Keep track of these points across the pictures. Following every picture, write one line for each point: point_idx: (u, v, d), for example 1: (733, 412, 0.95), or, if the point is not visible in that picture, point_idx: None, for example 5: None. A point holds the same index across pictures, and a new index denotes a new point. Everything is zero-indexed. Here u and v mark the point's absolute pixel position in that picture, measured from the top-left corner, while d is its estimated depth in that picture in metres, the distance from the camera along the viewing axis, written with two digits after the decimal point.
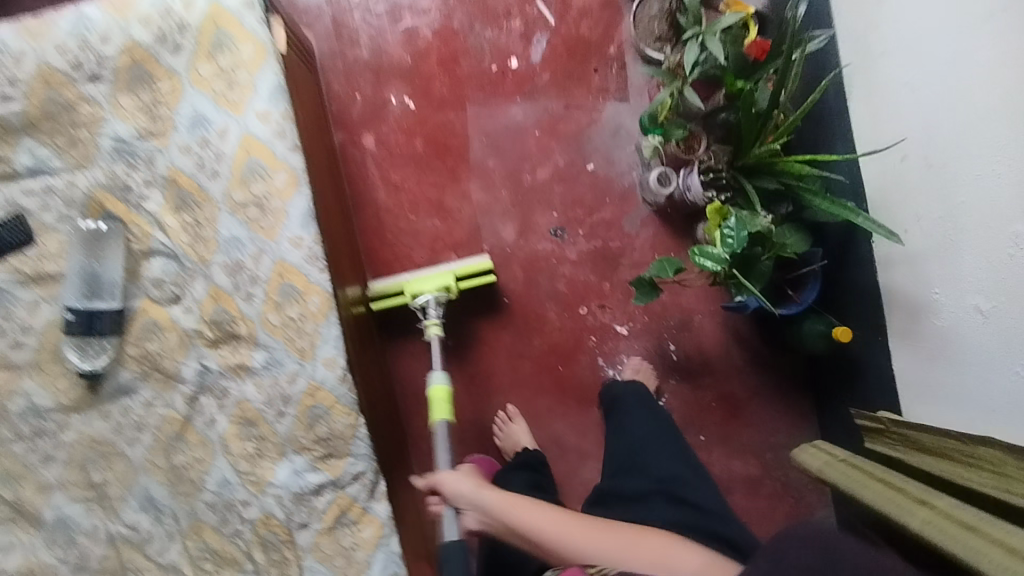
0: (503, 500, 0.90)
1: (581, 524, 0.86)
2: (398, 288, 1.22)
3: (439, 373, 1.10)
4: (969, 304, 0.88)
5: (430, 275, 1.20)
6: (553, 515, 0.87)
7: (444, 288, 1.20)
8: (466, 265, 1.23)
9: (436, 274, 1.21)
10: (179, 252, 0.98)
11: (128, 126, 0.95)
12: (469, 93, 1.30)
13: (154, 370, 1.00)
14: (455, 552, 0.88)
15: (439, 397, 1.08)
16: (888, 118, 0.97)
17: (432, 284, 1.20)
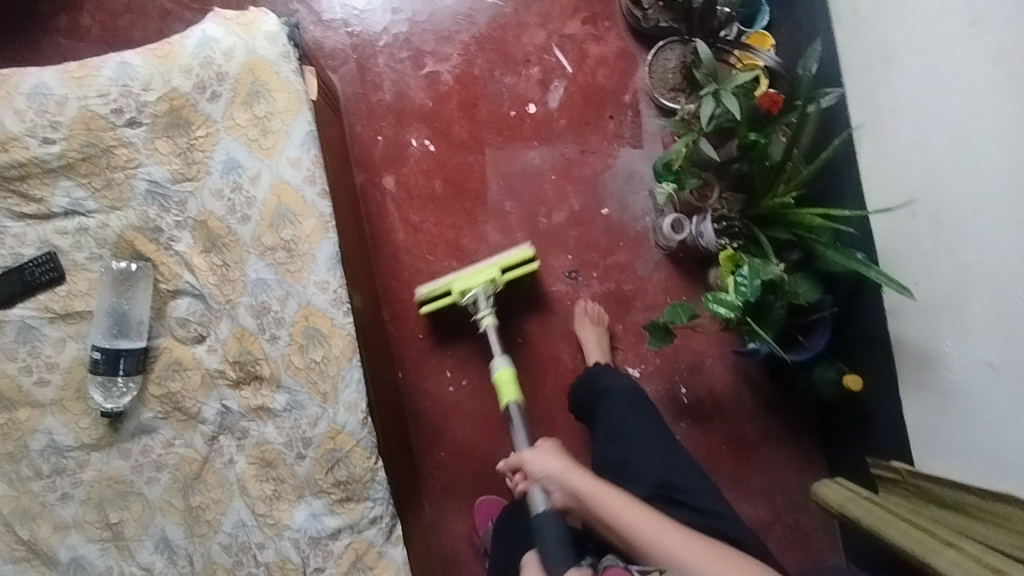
0: (585, 488, 0.93)
1: (663, 529, 0.85)
2: (442, 286, 1.22)
3: (502, 357, 1.16)
4: (981, 359, 0.90)
5: (476, 271, 1.20)
6: (636, 511, 0.88)
7: (490, 281, 1.20)
8: (509, 259, 1.23)
9: (482, 269, 1.21)
10: (206, 293, 1.00)
11: (162, 169, 0.97)
12: (488, 137, 1.32)
13: (175, 409, 1.00)
14: (550, 521, 0.96)
15: (506, 378, 1.14)
16: (897, 175, 1.00)
17: (478, 279, 1.20)
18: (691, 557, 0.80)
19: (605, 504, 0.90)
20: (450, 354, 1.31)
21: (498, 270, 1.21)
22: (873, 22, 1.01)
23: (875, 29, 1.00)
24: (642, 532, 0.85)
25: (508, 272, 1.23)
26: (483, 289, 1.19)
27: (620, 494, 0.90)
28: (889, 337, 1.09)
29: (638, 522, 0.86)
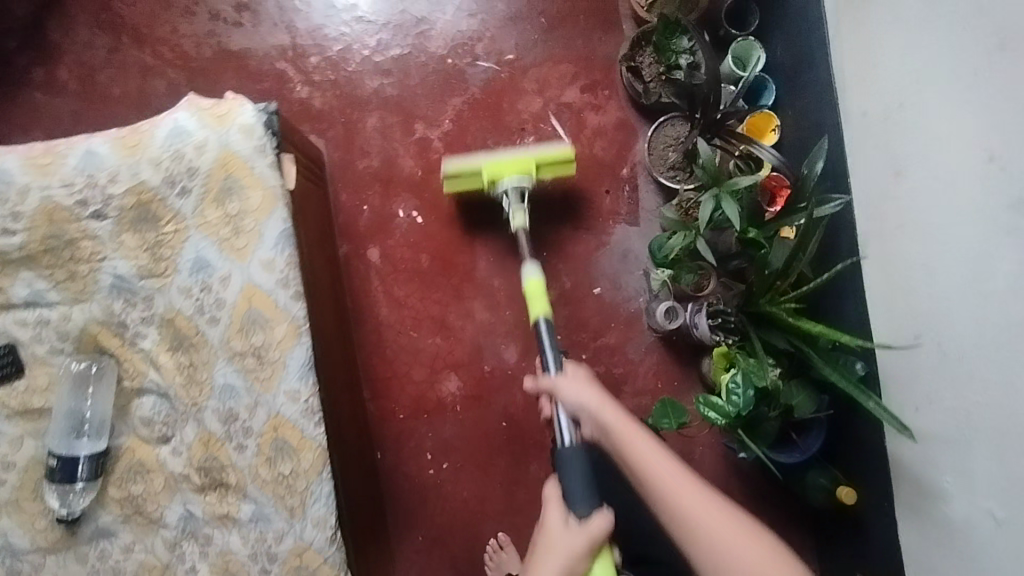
0: (623, 423, 0.89)
1: (695, 500, 0.83)
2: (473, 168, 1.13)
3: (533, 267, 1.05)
4: (982, 506, 0.85)
5: (511, 159, 1.11)
6: (671, 467, 0.86)
7: (526, 173, 1.12)
8: (548, 150, 1.14)
9: (516, 159, 1.12)
10: (171, 393, 0.94)
11: (128, 264, 0.91)
12: (478, 211, 1.27)
13: (135, 512, 0.96)
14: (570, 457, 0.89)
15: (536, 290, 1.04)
16: (906, 295, 0.94)
17: (512, 170, 1.12)
18: (720, 534, 0.80)
19: (638, 457, 0.86)
20: (431, 436, 1.25)
21: (534, 164, 1.12)
22: (885, 126, 0.94)
23: (887, 134, 0.94)
24: (675, 494, 0.83)
25: (544, 166, 1.15)
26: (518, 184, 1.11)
27: (658, 451, 0.87)
28: (886, 454, 1.05)
29: (674, 493, 0.83)
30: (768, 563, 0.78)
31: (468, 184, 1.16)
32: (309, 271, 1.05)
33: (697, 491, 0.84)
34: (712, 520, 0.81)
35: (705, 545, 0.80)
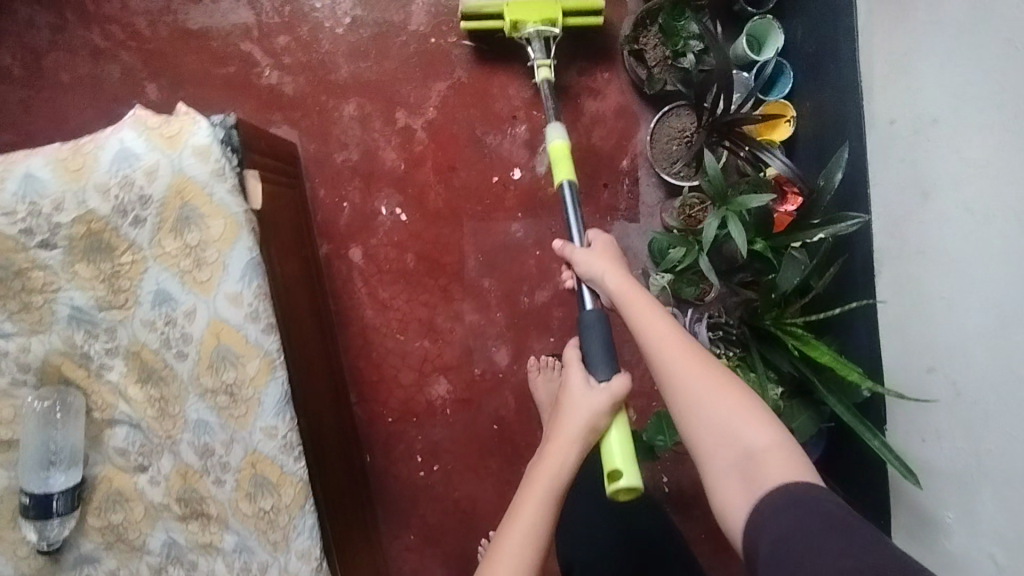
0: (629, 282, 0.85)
1: (683, 353, 0.76)
2: (496, 7, 1.08)
3: (556, 129, 0.98)
4: (985, 550, 0.81)
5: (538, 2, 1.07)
6: (673, 339, 0.78)
7: (551, 19, 1.07)
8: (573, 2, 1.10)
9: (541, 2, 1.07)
10: (144, 424, 0.90)
11: (85, 295, 0.85)
12: (466, 207, 1.19)
13: (117, 540, 0.93)
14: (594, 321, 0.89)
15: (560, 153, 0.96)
16: (921, 324, 0.89)
17: (537, 14, 1.06)
18: (703, 406, 0.73)
19: (637, 315, 0.81)
20: (420, 439, 1.23)
21: (560, 12, 1.06)
22: (912, 144, 0.87)
23: (913, 153, 0.87)
24: (661, 364, 0.77)
25: (569, 18, 1.10)
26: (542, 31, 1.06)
27: (650, 306, 0.81)
28: (886, 477, 1.02)
29: (662, 340, 0.78)
30: (753, 416, 0.71)
31: (489, 24, 1.10)
32: (279, 289, 0.97)
33: (682, 365, 0.75)
34: (699, 380, 0.74)
35: (693, 398, 0.74)
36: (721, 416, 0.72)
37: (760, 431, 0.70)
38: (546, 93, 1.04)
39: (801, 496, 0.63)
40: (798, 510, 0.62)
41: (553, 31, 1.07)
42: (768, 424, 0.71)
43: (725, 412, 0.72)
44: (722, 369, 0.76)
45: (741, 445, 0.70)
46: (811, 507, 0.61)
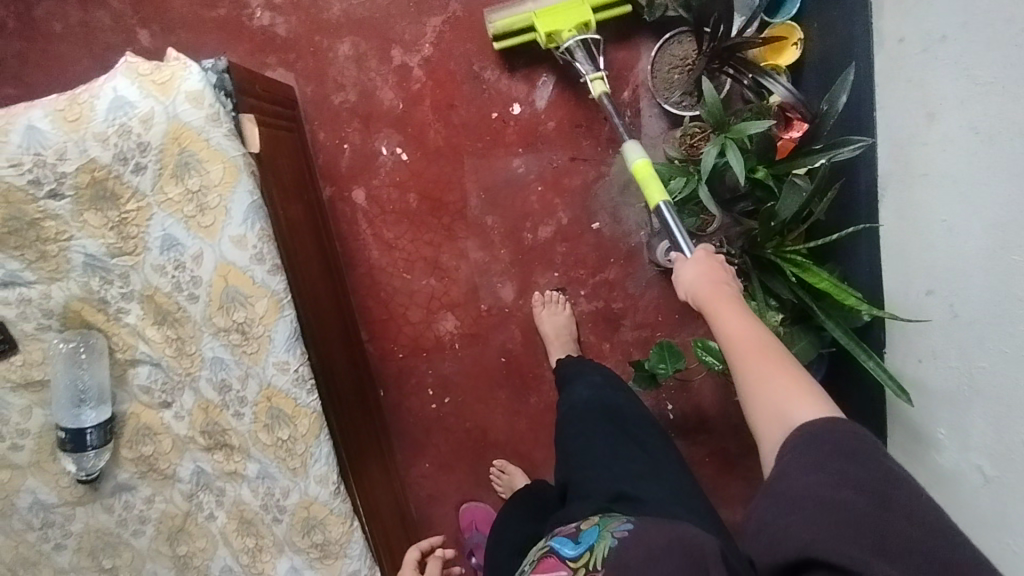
0: (709, 275, 0.84)
1: (743, 341, 0.73)
2: (525, 20, 1.08)
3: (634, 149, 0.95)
4: (973, 463, 0.85)
5: (569, 8, 1.05)
6: (742, 337, 0.74)
7: (584, 25, 1.05)
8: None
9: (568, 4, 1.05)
10: (164, 363, 0.95)
11: (96, 243, 0.89)
12: (467, 144, 1.19)
13: (150, 469, 1.01)
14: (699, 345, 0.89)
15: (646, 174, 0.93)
16: (920, 248, 0.89)
17: (569, 20, 1.04)
18: (755, 383, 0.69)
19: (711, 307, 0.80)
20: (431, 372, 1.27)
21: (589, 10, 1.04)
22: (918, 63, 0.84)
23: (920, 73, 0.84)
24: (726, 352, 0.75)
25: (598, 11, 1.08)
26: (580, 38, 1.05)
27: (721, 298, 0.79)
28: (883, 396, 1.04)
29: (729, 331, 0.76)
30: (802, 391, 0.66)
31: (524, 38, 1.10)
32: (284, 233, 1.00)
33: (742, 350, 0.73)
34: (752, 364, 0.70)
35: (745, 378, 0.71)
36: (766, 394, 0.68)
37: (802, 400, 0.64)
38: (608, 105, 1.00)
39: (827, 440, 0.60)
40: (815, 447, 0.60)
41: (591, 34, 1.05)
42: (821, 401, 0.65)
43: (774, 388, 0.67)
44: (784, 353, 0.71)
45: (784, 416, 0.65)
46: (824, 441, 0.60)
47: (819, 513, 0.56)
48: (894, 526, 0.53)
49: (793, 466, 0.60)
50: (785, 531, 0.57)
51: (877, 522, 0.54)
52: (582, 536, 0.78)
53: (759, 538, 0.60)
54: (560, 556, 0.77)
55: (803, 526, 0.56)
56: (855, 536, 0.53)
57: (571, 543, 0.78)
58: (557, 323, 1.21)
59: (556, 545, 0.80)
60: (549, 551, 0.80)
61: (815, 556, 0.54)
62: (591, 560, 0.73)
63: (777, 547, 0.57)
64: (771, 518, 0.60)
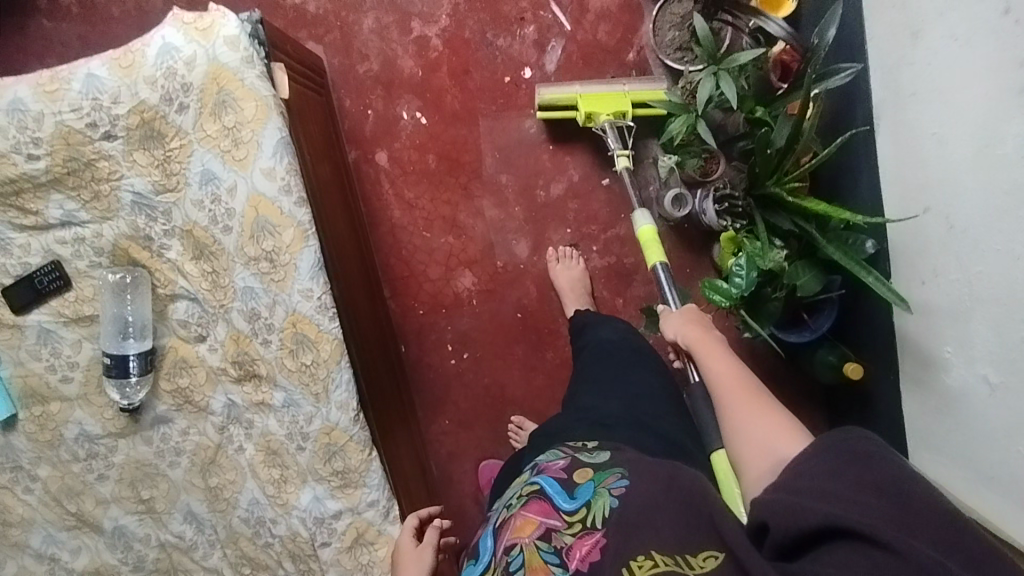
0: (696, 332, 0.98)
1: (732, 385, 0.84)
2: (571, 99, 1.20)
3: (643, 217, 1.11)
4: (978, 372, 0.85)
5: (609, 98, 1.16)
6: (735, 385, 0.84)
7: (621, 113, 1.17)
8: (642, 91, 1.19)
9: (612, 95, 1.18)
10: (200, 297, 1.03)
11: (144, 181, 0.98)
12: (482, 106, 1.26)
13: (186, 402, 1.09)
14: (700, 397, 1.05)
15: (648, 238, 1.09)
16: (914, 169, 0.91)
17: (609, 107, 1.16)
18: (739, 419, 0.79)
19: (702, 352, 0.94)
20: (450, 328, 1.33)
21: (628, 103, 1.16)
22: None
23: None
24: (715, 392, 0.86)
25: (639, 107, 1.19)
26: (614, 123, 1.15)
27: (712, 347, 0.92)
28: (892, 329, 1.05)
29: (723, 379, 0.86)
30: (783, 425, 0.75)
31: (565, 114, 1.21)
32: (312, 181, 1.08)
33: (728, 392, 0.83)
34: (742, 402, 0.80)
35: (732, 411, 0.80)
36: (755, 427, 0.76)
37: (779, 427, 0.73)
38: (627, 179, 1.16)
39: (842, 451, 0.58)
40: (830, 457, 0.58)
41: (625, 122, 1.16)
42: (801, 435, 0.74)
43: (758, 422, 0.77)
44: (764, 394, 0.81)
45: (770, 444, 0.74)
46: (841, 450, 0.58)
47: (842, 498, 0.54)
48: (921, 513, 0.51)
49: (810, 471, 0.58)
50: (802, 507, 0.55)
51: (902, 505, 0.52)
52: (576, 488, 0.71)
53: (773, 512, 0.57)
54: (554, 504, 0.70)
55: (825, 503, 0.54)
56: (880, 516, 0.52)
57: (564, 494, 0.71)
58: (571, 276, 1.25)
59: (545, 487, 0.73)
60: (538, 492, 0.72)
61: (837, 528, 0.52)
62: (589, 518, 0.67)
63: (794, 520, 0.54)
64: (788, 498, 0.57)
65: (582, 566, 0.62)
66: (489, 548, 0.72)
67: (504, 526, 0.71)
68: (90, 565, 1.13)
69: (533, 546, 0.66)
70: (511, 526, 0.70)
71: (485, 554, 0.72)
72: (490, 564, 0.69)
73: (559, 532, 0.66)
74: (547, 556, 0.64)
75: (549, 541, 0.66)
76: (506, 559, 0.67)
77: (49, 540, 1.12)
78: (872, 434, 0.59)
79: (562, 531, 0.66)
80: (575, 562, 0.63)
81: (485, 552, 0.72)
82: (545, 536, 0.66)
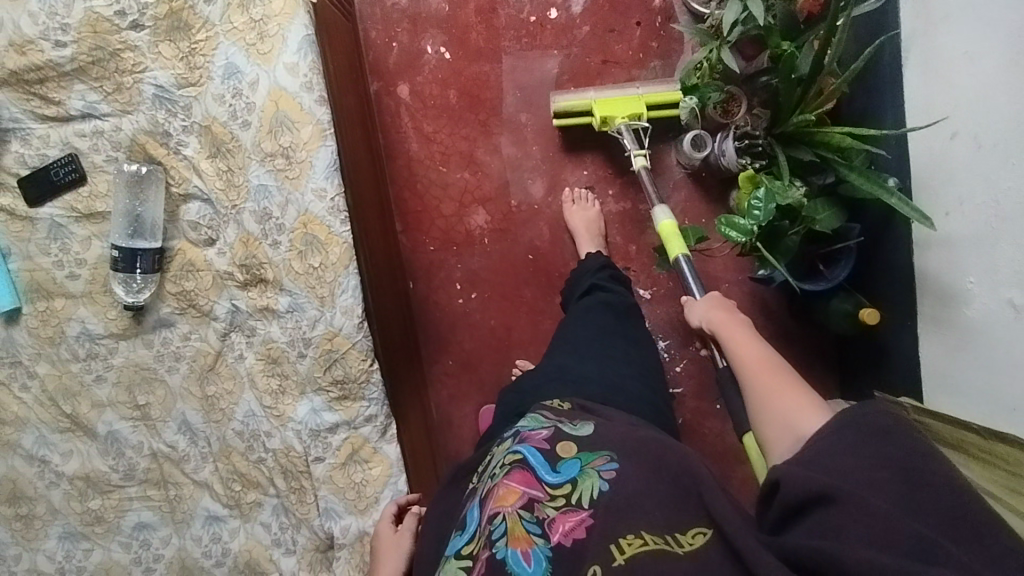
0: (722, 308, 0.99)
1: (753, 363, 0.85)
2: (586, 105, 1.21)
3: (661, 210, 1.12)
4: (1003, 296, 0.83)
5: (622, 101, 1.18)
6: (757, 363, 0.84)
7: (637, 114, 1.17)
8: (656, 93, 1.20)
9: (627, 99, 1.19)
10: (213, 197, 1.03)
11: (166, 74, 0.99)
12: (506, 45, 1.27)
13: (189, 306, 1.08)
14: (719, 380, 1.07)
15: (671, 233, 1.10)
16: (943, 93, 0.90)
17: (624, 110, 1.17)
18: (762, 393, 0.79)
19: (721, 332, 0.95)
20: (459, 265, 1.31)
21: (644, 105, 1.17)
22: None
23: None
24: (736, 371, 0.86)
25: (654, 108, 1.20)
26: (631, 124, 1.16)
27: (737, 329, 0.93)
28: (913, 272, 1.02)
29: (747, 359, 0.86)
30: (800, 399, 0.75)
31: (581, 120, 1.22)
32: (336, 110, 1.12)
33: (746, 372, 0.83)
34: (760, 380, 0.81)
35: (751, 390, 0.81)
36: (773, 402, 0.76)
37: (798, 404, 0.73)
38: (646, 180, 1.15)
39: (864, 426, 0.57)
40: (846, 433, 0.58)
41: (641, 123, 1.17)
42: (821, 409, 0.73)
43: (777, 398, 0.76)
44: (786, 370, 0.81)
45: (789, 418, 0.73)
46: (863, 424, 0.57)
47: (852, 471, 0.54)
48: (929, 491, 0.50)
49: (830, 444, 0.58)
50: (814, 475, 0.55)
51: (911, 483, 0.51)
52: (560, 462, 0.66)
53: (787, 473, 0.57)
54: (537, 475, 0.65)
55: (838, 477, 0.54)
56: (885, 495, 0.52)
57: (548, 466, 0.66)
58: (585, 216, 1.24)
59: (529, 458, 0.68)
60: (521, 461, 0.68)
61: (838, 496, 0.52)
62: (574, 494, 0.62)
63: (801, 483, 0.55)
64: (803, 467, 0.57)
65: (565, 539, 0.59)
66: (475, 517, 0.67)
67: (487, 496, 0.67)
68: (81, 470, 1.11)
69: (516, 515, 0.62)
70: (495, 496, 0.65)
71: (472, 523, 0.67)
72: (478, 531, 0.64)
73: (541, 503, 0.62)
74: (528, 526, 0.60)
75: (531, 511, 0.62)
76: (489, 528, 0.62)
77: (41, 441, 1.11)
78: (893, 411, 0.58)
79: (545, 504, 0.62)
80: (557, 536, 0.59)
81: (472, 521, 0.67)
82: (527, 507, 0.62)
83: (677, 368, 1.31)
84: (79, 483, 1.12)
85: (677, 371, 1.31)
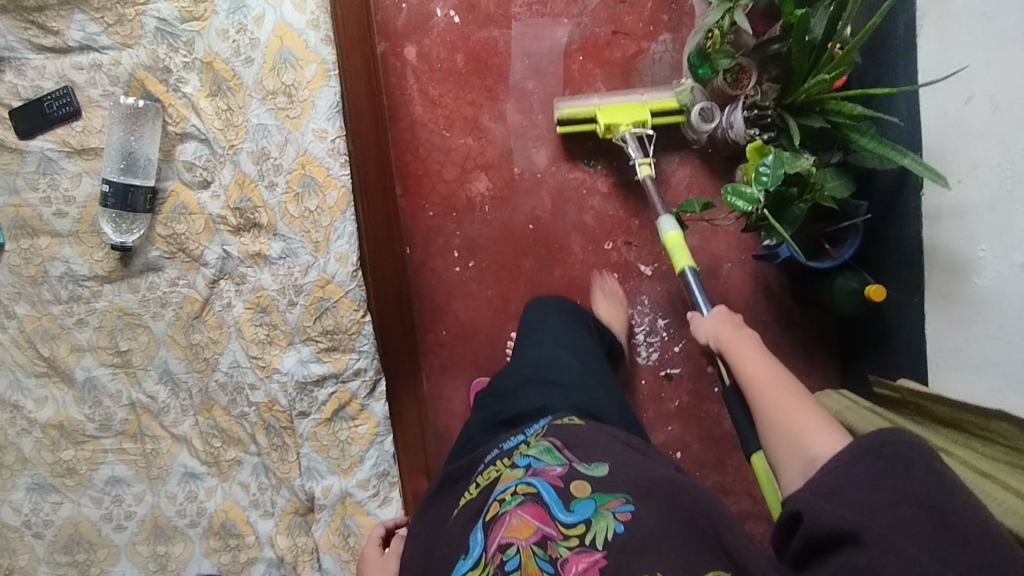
0: (726, 321, 0.95)
1: (767, 375, 0.82)
2: (589, 113, 1.20)
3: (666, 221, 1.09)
4: (1016, 260, 0.81)
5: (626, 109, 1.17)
6: (771, 378, 0.81)
7: (641, 122, 1.16)
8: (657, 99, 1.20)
9: (630, 106, 1.18)
10: (211, 136, 1.01)
11: (171, 7, 0.98)
12: (516, 11, 1.26)
13: (179, 250, 1.04)
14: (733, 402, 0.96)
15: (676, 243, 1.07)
16: (960, 54, 0.88)
17: (628, 117, 1.16)
18: (775, 409, 0.76)
19: (730, 351, 0.90)
20: (458, 233, 1.29)
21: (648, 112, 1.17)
22: None
23: None
24: (746, 386, 0.83)
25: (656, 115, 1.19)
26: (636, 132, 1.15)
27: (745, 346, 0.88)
28: (920, 247, 1.00)
29: (757, 376, 0.82)
30: (811, 419, 0.72)
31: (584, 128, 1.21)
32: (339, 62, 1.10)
33: (757, 385, 0.81)
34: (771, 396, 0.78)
35: (760, 402, 0.79)
36: (782, 422, 0.74)
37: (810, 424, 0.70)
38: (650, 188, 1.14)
39: (887, 457, 0.56)
40: (869, 466, 0.56)
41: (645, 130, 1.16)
42: (832, 430, 0.70)
43: (785, 416, 0.74)
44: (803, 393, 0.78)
45: (797, 436, 0.72)
46: (884, 453, 0.56)
47: (877, 509, 0.52)
48: (959, 531, 0.48)
49: (853, 475, 0.56)
50: (839, 511, 0.53)
51: (942, 526, 0.49)
52: (574, 500, 0.61)
53: (812, 507, 0.55)
54: (552, 510, 0.60)
55: (864, 516, 0.52)
56: (917, 541, 0.49)
57: (562, 503, 0.61)
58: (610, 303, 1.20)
59: (543, 492, 0.62)
60: (534, 493, 0.62)
61: (867, 538, 0.50)
62: (589, 535, 0.57)
63: (827, 520, 0.53)
64: (827, 503, 0.55)
65: None
66: (480, 541, 0.61)
67: (495, 522, 0.61)
68: (54, 418, 1.06)
69: (529, 551, 0.56)
70: (504, 525, 0.60)
71: (475, 546, 0.62)
72: (481, 559, 0.59)
73: (555, 542, 0.57)
74: (542, 563, 0.55)
75: (545, 549, 0.56)
76: (498, 558, 0.57)
77: (15, 385, 1.06)
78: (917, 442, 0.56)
79: (558, 542, 0.57)
80: None
81: (475, 545, 0.61)
82: (540, 543, 0.57)
83: (677, 347, 1.27)
84: (51, 432, 1.06)
85: (676, 349, 1.27)
